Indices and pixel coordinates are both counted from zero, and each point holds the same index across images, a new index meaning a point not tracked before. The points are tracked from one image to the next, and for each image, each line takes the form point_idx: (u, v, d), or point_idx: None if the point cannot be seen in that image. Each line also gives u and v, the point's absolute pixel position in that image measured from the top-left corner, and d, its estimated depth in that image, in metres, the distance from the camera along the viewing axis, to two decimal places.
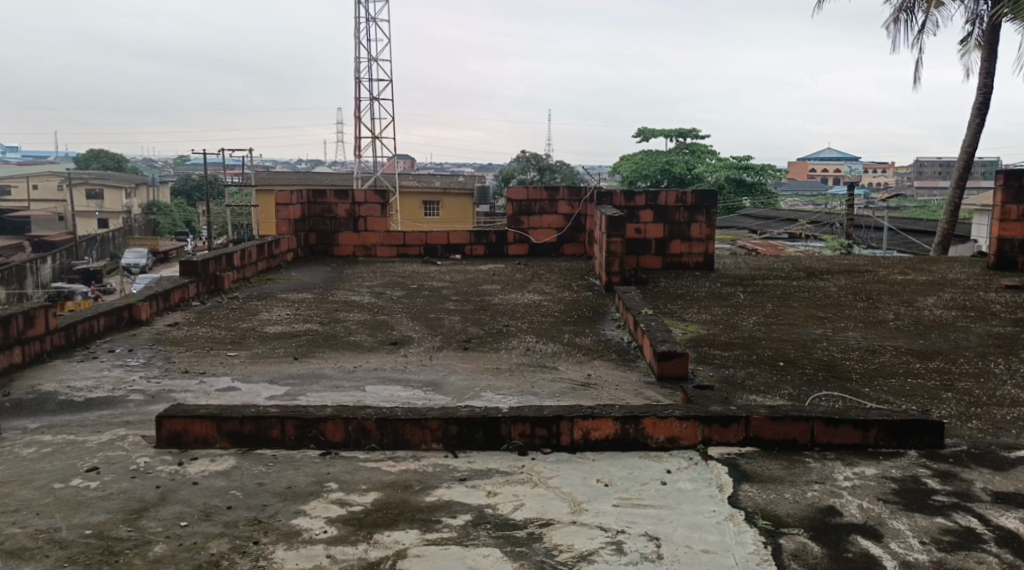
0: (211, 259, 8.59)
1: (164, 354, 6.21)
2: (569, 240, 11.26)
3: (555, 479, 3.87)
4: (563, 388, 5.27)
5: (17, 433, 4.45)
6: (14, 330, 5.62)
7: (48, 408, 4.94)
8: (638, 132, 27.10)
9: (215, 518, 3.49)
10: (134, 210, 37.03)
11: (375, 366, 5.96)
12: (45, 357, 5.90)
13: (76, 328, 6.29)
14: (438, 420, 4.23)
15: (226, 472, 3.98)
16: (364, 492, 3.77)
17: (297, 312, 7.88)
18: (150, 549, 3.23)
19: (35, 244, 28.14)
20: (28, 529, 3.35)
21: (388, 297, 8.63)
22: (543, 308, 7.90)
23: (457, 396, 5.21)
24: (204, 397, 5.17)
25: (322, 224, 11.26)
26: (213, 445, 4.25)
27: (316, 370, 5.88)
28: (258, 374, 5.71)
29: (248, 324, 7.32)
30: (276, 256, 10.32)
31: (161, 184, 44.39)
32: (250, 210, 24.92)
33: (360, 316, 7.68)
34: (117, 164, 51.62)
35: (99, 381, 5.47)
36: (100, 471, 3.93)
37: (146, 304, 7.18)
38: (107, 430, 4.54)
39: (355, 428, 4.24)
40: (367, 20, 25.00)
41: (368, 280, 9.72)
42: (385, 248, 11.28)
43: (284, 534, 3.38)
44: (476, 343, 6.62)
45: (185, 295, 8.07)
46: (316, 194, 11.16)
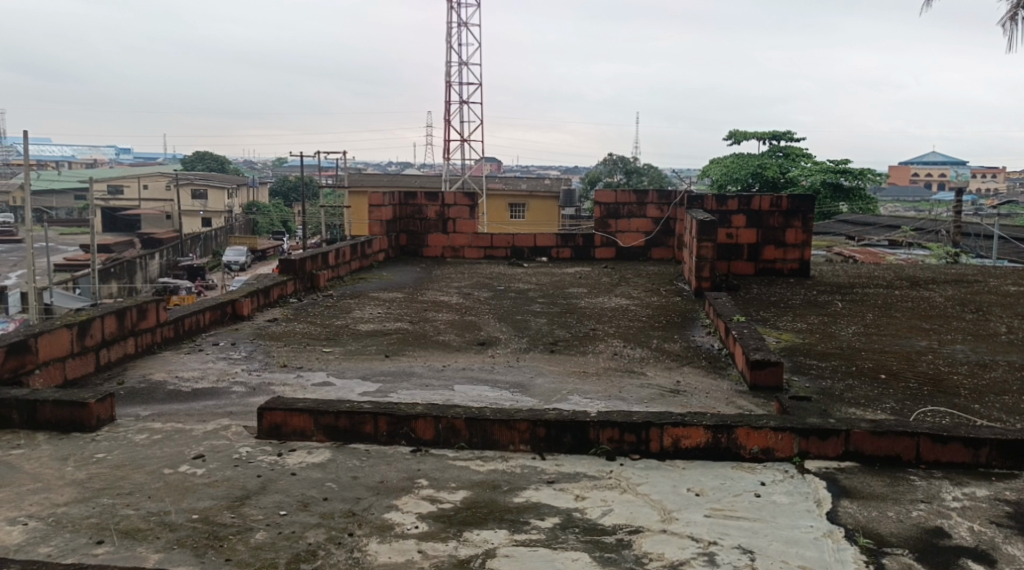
0: (308, 258, 8.87)
1: (264, 348, 6.43)
2: (657, 244, 11.14)
3: (645, 486, 3.83)
4: (652, 394, 5.22)
5: (130, 419, 4.68)
6: (129, 321, 5.91)
7: (157, 397, 5.18)
8: (730, 133, 25.68)
9: (312, 509, 3.60)
10: (234, 209, 38.51)
11: (463, 366, 6.03)
12: (156, 348, 6.19)
13: (184, 321, 6.58)
14: (526, 421, 4.25)
15: (323, 464, 4.10)
16: (454, 490, 3.82)
17: (388, 310, 8.04)
18: (251, 536, 3.35)
19: (144, 241, 29.58)
20: (140, 511, 3.52)
21: (476, 298, 8.72)
22: (631, 312, 7.84)
23: (545, 398, 5.24)
24: (301, 391, 5.34)
25: (412, 225, 11.46)
26: (309, 438, 4.37)
27: (407, 368, 6.00)
28: (350, 371, 5.86)
29: (341, 321, 7.52)
30: (368, 256, 10.56)
31: (260, 185, 46.06)
32: (343, 211, 25.60)
33: (450, 316, 7.78)
34: (220, 166, 53.79)
35: (204, 372, 5.71)
36: (205, 459, 4.10)
37: (249, 299, 7.47)
38: (211, 419, 4.73)
39: (445, 426, 4.30)
40: (459, 25, 25.28)
41: (457, 280, 9.85)
42: (472, 249, 11.39)
43: (377, 527, 3.46)
44: (563, 346, 6.63)
45: (284, 292, 8.35)
46: (408, 196, 11.37)
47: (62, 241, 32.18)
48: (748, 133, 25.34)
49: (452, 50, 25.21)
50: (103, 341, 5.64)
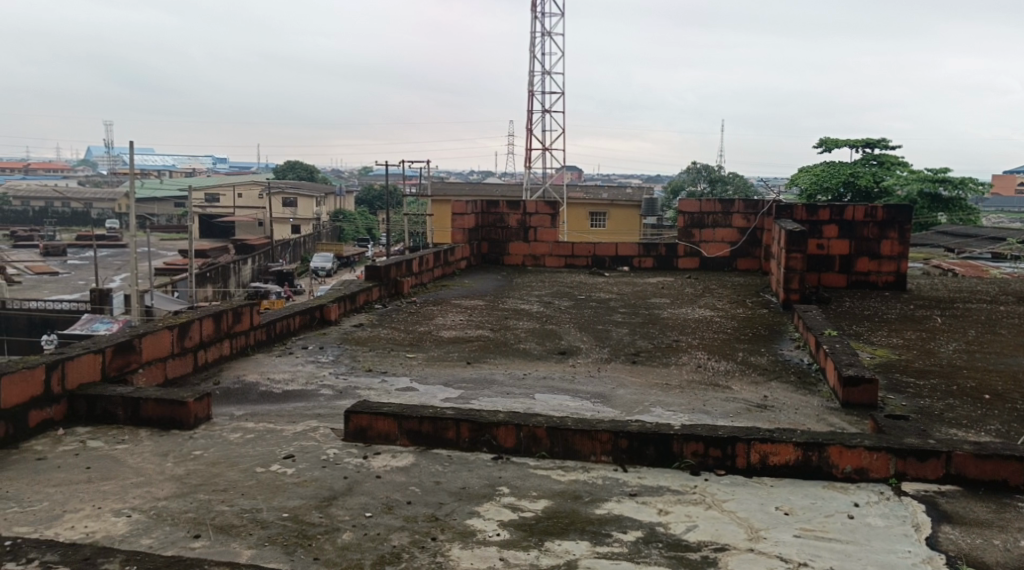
0: (392, 264, 9.03)
1: (350, 353, 6.57)
2: (743, 254, 10.91)
3: (731, 503, 3.75)
4: (738, 408, 5.11)
5: (225, 419, 4.84)
6: (225, 324, 6.12)
7: (250, 397, 5.34)
8: (822, 141, 24.78)
9: (396, 512, 3.65)
10: (322, 217, 39.49)
11: (544, 375, 6.02)
12: (249, 350, 6.40)
13: (276, 325, 6.78)
14: (609, 432, 4.21)
15: (406, 468, 4.15)
16: (535, 499, 3.82)
17: (469, 318, 8.10)
18: (339, 536, 3.41)
19: (237, 247, 30.63)
20: (234, 508, 3.63)
21: (556, 307, 8.72)
22: (715, 323, 7.70)
23: (627, 409, 5.19)
24: (386, 396, 5.42)
25: (494, 234, 11.55)
26: (394, 441, 4.43)
27: (489, 375, 6.02)
28: (432, 377, 5.92)
29: (424, 328, 7.62)
30: (451, 263, 10.68)
31: (347, 193, 47.16)
32: (426, 219, 25.99)
33: (530, 325, 7.78)
34: (309, 175, 55.29)
35: (294, 375, 5.87)
36: (296, 459, 4.21)
37: (336, 305, 7.64)
38: (301, 421, 4.85)
39: (526, 434, 4.31)
40: (542, 34, 25.31)
41: (538, 288, 9.87)
42: (553, 258, 11.37)
43: (459, 533, 3.48)
44: (646, 357, 6.56)
45: (369, 298, 8.53)
46: (490, 204, 11.46)
47: (162, 246, 33.68)
48: (840, 141, 24.58)
49: (535, 59, 25.25)
50: (201, 342, 5.86)
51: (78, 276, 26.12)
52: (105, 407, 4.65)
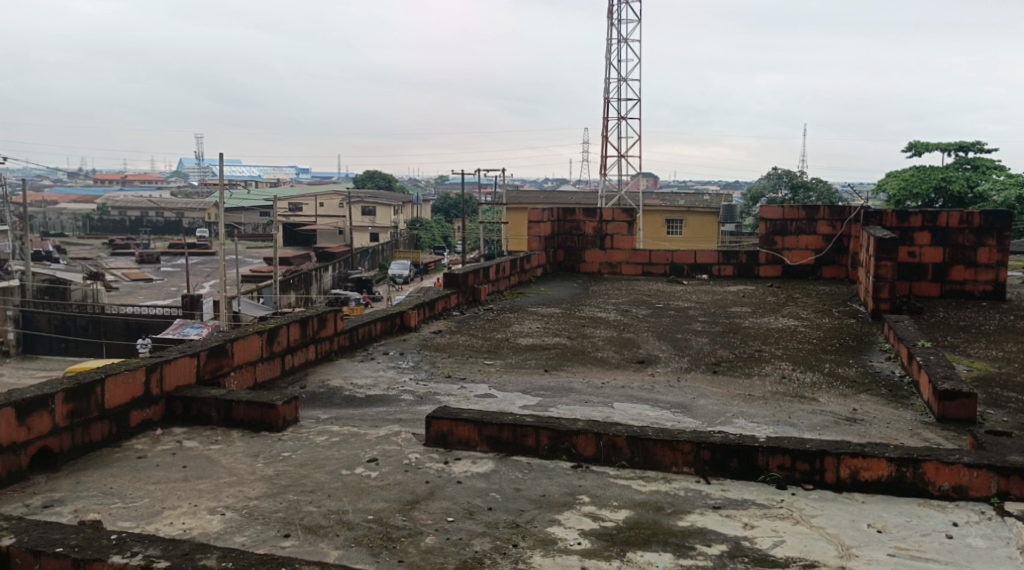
0: (470, 271, 9.11)
1: (430, 359, 6.65)
2: (828, 262, 10.61)
3: (820, 519, 3.65)
4: (825, 422, 4.96)
5: (311, 422, 4.95)
6: (311, 329, 6.27)
7: (335, 401, 5.46)
8: (911, 144, 23.91)
9: (477, 518, 3.67)
10: (400, 225, 40.11)
11: (622, 385, 5.96)
12: (333, 355, 6.54)
13: (358, 330, 6.92)
14: (691, 443, 4.15)
15: (487, 474, 4.17)
16: (616, 509, 3.78)
17: (546, 325, 8.10)
18: (422, 540, 3.45)
19: (318, 255, 31.34)
20: (322, 509, 3.71)
21: (634, 315, 8.64)
22: (800, 334, 7.50)
23: (708, 420, 5.10)
24: (466, 402, 5.47)
25: (570, 241, 11.51)
26: (474, 447, 4.47)
27: (566, 383, 6.01)
28: (511, 384, 5.93)
29: (502, 335, 7.65)
30: (527, 271, 10.70)
31: (424, 202, 47.80)
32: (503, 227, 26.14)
33: (608, 333, 7.73)
34: (388, 183, 56.24)
35: (376, 380, 5.97)
36: (379, 462, 4.28)
37: (416, 311, 7.73)
38: (384, 425, 4.93)
39: (606, 443, 4.28)
40: (620, 40, 25.13)
41: (615, 296, 9.80)
42: (630, 266, 11.28)
43: (540, 540, 3.48)
44: (727, 367, 6.44)
45: (448, 305, 8.62)
46: (566, 212, 11.43)
47: (248, 254, 34.74)
48: (931, 144, 23.71)
49: (612, 65, 25.10)
50: (289, 347, 6.02)
51: (170, 283, 27.18)
52: (199, 409, 4.82)
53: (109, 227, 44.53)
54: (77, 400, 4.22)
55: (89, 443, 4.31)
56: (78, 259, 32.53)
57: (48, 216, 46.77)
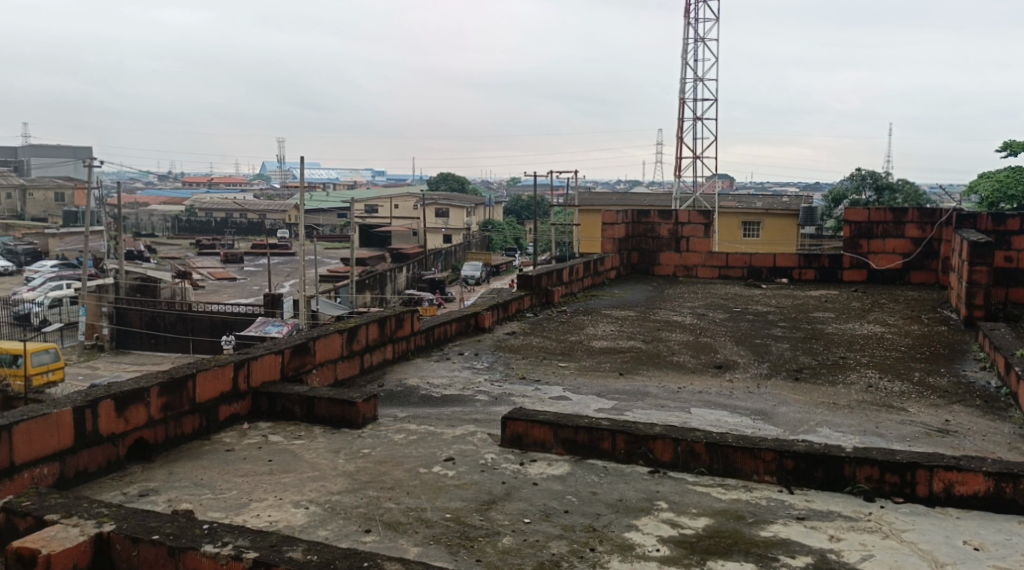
0: (544, 273, 9.13)
1: (505, 360, 6.67)
2: (916, 266, 10.24)
3: (911, 533, 3.52)
4: (915, 433, 4.79)
5: (389, 420, 5.02)
6: (389, 329, 6.36)
7: (412, 400, 5.52)
8: (1006, 145, 22.82)
9: (554, 520, 3.66)
10: (473, 226, 40.37)
11: (700, 390, 5.87)
12: (410, 355, 6.63)
13: (434, 331, 6.99)
14: (773, 451, 4.06)
15: (563, 477, 4.15)
16: (695, 516, 3.72)
17: (620, 328, 8.02)
18: (500, 540, 3.46)
19: (393, 256, 31.79)
20: (401, 505, 3.76)
21: (711, 319, 8.50)
22: (887, 341, 7.25)
23: (790, 428, 4.97)
24: (541, 403, 5.46)
25: (645, 243, 11.40)
26: (550, 449, 4.45)
27: (642, 388, 5.94)
28: (586, 387, 5.90)
29: (576, 337, 7.61)
30: (601, 273, 10.66)
31: (496, 204, 48.07)
32: (575, 229, 26.04)
33: (684, 337, 7.61)
34: (461, 186, 56.73)
35: (451, 380, 6.02)
36: (455, 462, 4.31)
37: (490, 312, 7.77)
38: (460, 425, 4.96)
39: (684, 449, 4.21)
40: (697, 40, 24.61)
41: (691, 299, 9.67)
42: (706, 269, 11.10)
43: (618, 545, 3.44)
44: (809, 374, 6.26)
45: (521, 306, 8.64)
46: (641, 214, 11.31)
47: (326, 254, 35.52)
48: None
49: (688, 65, 24.60)
50: (367, 346, 6.12)
51: (253, 282, 28.00)
52: (283, 404, 4.94)
53: (196, 227, 46.11)
54: (171, 393, 4.37)
55: (182, 435, 4.46)
56: (168, 258, 33.75)
57: (140, 217, 48.71)
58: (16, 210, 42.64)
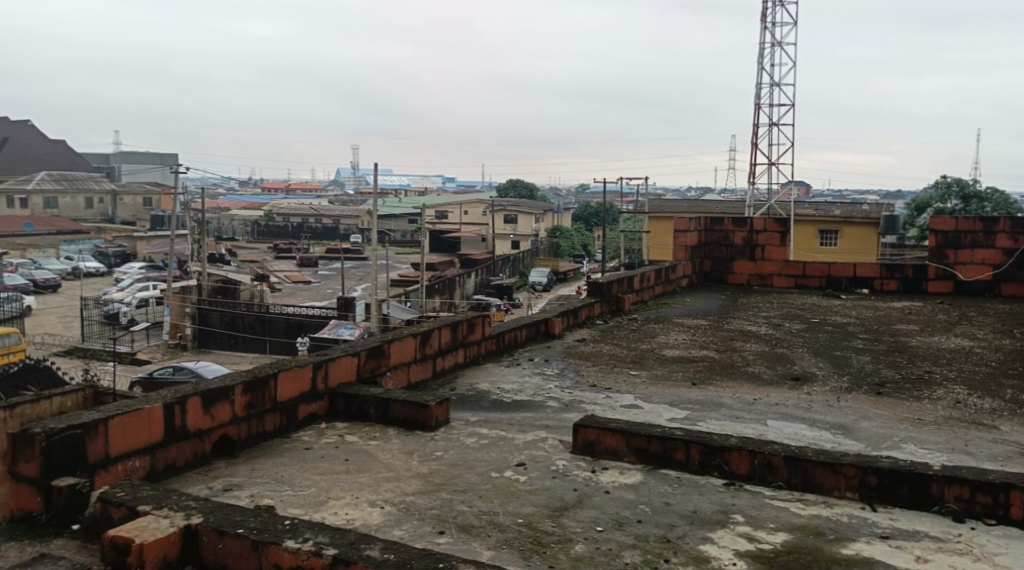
0: (615, 280, 9.09)
1: (575, 367, 6.64)
2: (1007, 278, 9.84)
3: (1004, 557, 3.38)
4: (1007, 452, 4.58)
5: (461, 423, 5.05)
6: (460, 333, 6.41)
7: (483, 405, 5.54)
8: None
9: (627, 529, 3.62)
10: (541, 232, 40.40)
11: (777, 402, 5.74)
12: (481, 359, 6.66)
13: (505, 336, 7.02)
14: (855, 467, 3.94)
15: (635, 486, 4.11)
16: (773, 531, 3.63)
17: (693, 337, 7.90)
18: (572, 547, 3.44)
19: (462, 261, 32.04)
20: (474, 509, 3.77)
21: (787, 330, 8.31)
22: (975, 355, 6.98)
23: (872, 444, 4.82)
24: (611, 411, 5.42)
25: (718, 251, 11.21)
26: (621, 458, 4.41)
27: (716, 398, 5.84)
28: (658, 396, 5.83)
29: (647, 345, 7.54)
30: (672, 281, 10.53)
31: (565, 211, 48.03)
32: (644, 235, 25.80)
33: (759, 348, 7.45)
34: (530, 193, 56.95)
35: (522, 385, 6.03)
36: (527, 467, 4.31)
37: (560, 319, 7.76)
38: (531, 430, 4.96)
39: (762, 462, 4.13)
40: (774, 43, 24.03)
41: (766, 309, 9.48)
42: (781, 278, 10.85)
43: (693, 558, 3.38)
44: (893, 388, 6.05)
45: (591, 313, 8.61)
46: (714, 221, 11.13)
47: (398, 259, 36.03)
48: None
49: (764, 69, 24.00)
50: (440, 350, 6.18)
51: (327, 286, 28.57)
52: (359, 405, 5.02)
53: (273, 232, 47.32)
54: (254, 392, 4.49)
55: (264, 432, 4.57)
56: (247, 261, 34.74)
57: (221, 221, 50.25)
58: (107, 214, 44.42)
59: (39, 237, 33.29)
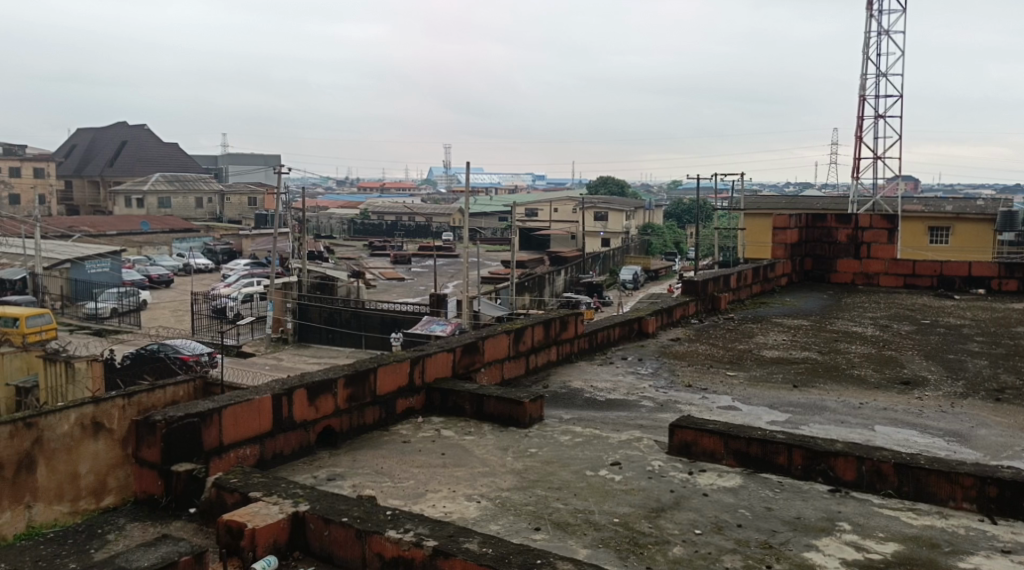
0: (710, 279, 8.92)
1: (670, 366, 6.54)
2: None
3: None
4: None
5: (555, 421, 5.04)
6: (554, 331, 6.40)
7: (576, 403, 5.52)
8: None
9: (727, 533, 3.53)
10: (632, 230, 40.00)
11: (884, 406, 5.51)
12: (574, 357, 6.64)
13: (598, 334, 6.97)
14: (973, 477, 3.74)
15: (735, 489, 4.01)
16: (883, 541, 3.48)
17: (794, 338, 7.66)
18: (670, 549, 3.38)
19: (553, 259, 31.99)
20: (569, 506, 3.75)
21: (895, 331, 7.96)
22: None
23: (991, 453, 4.56)
24: (708, 413, 5.31)
25: (820, 249, 10.85)
26: (720, 460, 4.31)
27: (818, 401, 5.64)
28: (757, 398, 5.67)
29: (745, 346, 7.35)
30: (771, 280, 10.25)
31: (657, 207, 47.43)
32: (739, 233, 25.10)
33: (865, 350, 7.17)
34: (621, 191, 56.48)
35: (616, 384, 5.97)
36: (622, 467, 4.26)
37: (654, 318, 7.65)
38: (626, 430, 4.90)
39: (870, 469, 3.97)
40: (882, 32, 22.91)
41: (872, 309, 9.10)
42: (889, 277, 10.40)
43: (797, 564, 3.27)
44: (1013, 395, 5.71)
45: (686, 312, 8.47)
46: (816, 218, 10.77)
47: (488, 257, 36.31)
48: None
49: (870, 58, 22.90)
50: (533, 347, 6.19)
51: (420, 282, 29.02)
52: (455, 400, 5.06)
53: (369, 230, 48.37)
54: (355, 385, 4.60)
55: (364, 425, 4.67)
56: (343, 259, 35.63)
57: (320, 219, 51.64)
58: (215, 213, 46.29)
59: (153, 234, 35.09)
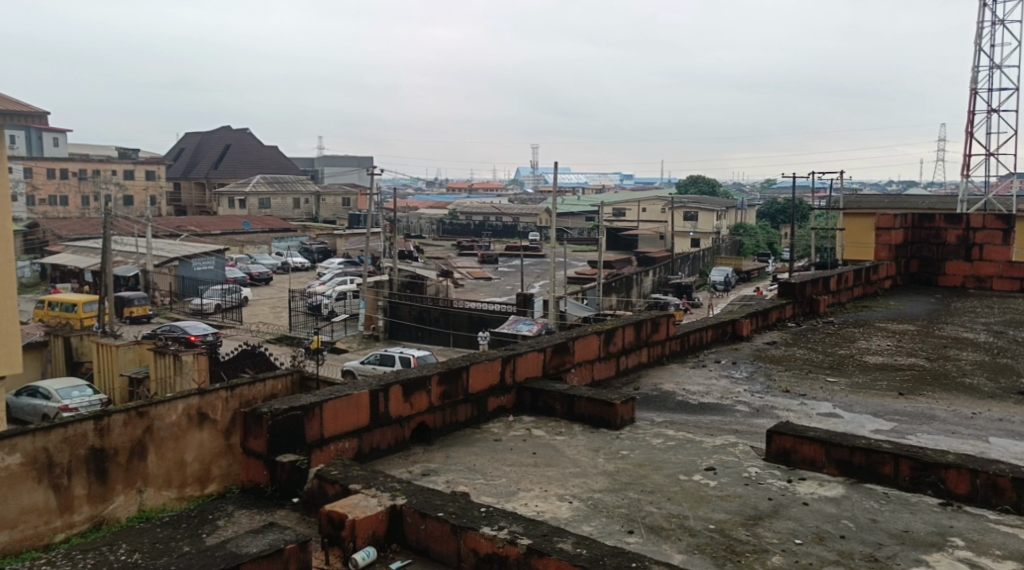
0: (808, 281, 8.64)
1: (766, 371, 6.36)
2: None
3: None
4: None
5: (646, 423, 4.96)
6: (645, 332, 6.32)
7: (669, 405, 5.42)
8: None
9: (829, 544, 3.40)
10: (723, 231, 39.22)
11: (999, 417, 5.21)
12: (665, 359, 6.53)
13: (690, 336, 6.84)
14: None
15: (838, 499, 3.86)
16: (999, 559, 3.29)
17: (899, 344, 7.34)
18: (769, 558, 3.27)
19: (641, 259, 31.65)
20: (662, 511, 3.69)
21: (1009, 338, 7.53)
22: None
23: None
24: (807, 419, 5.13)
25: (927, 251, 10.39)
26: (821, 468, 4.16)
27: (926, 410, 5.38)
28: (859, 405, 5.45)
29: (846, 351, 7.08)
30: (874, 282, 9.87)
31: (749, 207, 46.34)
32: (836, 232, 24.17)
33: (977, 357, 6.81)
34: (711, 191, 55.43)
35: (709, 388, 5.84)
36: (717, 472, 4.15)
37: (749, 320, 7.45)
38: (720, 434, 4.79)
39: (985, 482, 3.75)
40: (995, 22, 21.69)
41: (984, 315, 8.63)
42: (1003, 281, 9.86)
43: None
44: None
45: (783, 315, 8.22)
46: (922, 218, 10.31)
47: (575, 257, 36.22)
48: None
49: (982, 49, 21.75)
50: (624, 349, 6.12)
51: (507, 282, 29.20)
52: (546, 400, 5.04)
53: (458, 230, 48.92)
54: (449, 383, 4.63)
55: (456, 422, 4.70)
56: (433, 258, 36.14)
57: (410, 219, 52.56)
58: (311, 214, 47.66)
59: (254, 233, 36.32)
